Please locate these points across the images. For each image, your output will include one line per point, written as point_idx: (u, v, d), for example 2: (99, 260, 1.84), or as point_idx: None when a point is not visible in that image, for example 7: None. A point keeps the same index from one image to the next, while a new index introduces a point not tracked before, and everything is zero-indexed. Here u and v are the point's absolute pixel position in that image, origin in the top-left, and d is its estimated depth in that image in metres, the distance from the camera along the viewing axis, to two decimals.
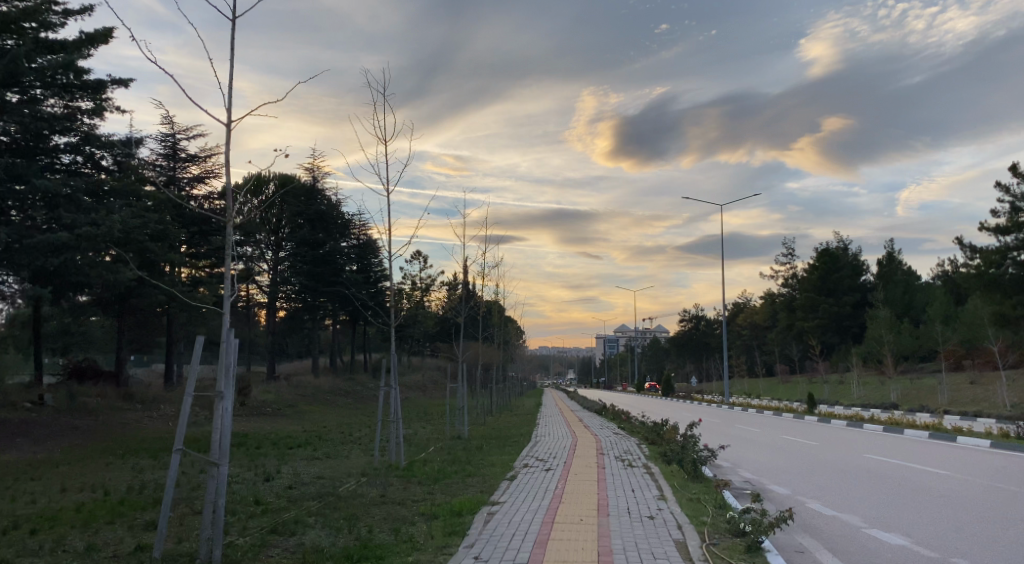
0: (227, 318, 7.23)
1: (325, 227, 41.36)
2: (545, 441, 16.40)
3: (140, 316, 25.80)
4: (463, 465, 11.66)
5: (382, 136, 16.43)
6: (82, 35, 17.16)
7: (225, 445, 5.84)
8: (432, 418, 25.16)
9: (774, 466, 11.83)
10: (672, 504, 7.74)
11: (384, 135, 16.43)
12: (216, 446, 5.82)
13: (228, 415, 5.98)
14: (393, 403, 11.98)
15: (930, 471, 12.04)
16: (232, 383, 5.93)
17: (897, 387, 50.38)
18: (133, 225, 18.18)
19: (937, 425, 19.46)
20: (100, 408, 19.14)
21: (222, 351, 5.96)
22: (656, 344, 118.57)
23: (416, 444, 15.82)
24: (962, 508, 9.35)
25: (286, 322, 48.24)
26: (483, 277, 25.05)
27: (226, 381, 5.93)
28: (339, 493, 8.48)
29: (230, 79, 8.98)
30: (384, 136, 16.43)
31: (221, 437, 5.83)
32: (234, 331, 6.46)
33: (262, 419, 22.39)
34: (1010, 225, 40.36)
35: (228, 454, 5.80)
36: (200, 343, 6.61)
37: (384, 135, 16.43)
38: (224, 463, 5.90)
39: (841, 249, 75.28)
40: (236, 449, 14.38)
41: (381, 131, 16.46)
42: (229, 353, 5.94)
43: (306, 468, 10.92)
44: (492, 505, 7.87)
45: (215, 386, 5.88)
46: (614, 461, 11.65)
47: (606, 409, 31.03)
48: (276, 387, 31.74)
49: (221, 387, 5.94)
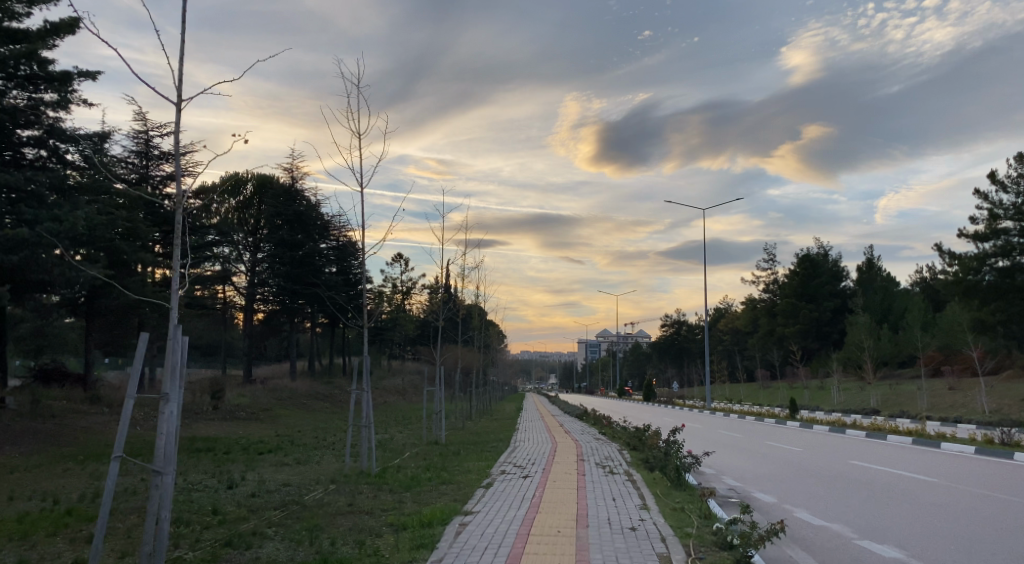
0: (176, 315, 6.87)
1: (304, 228, 40.27)
2: (524, 446, 16.02)
3: (110, 317, 25.10)
4: (437, 471, 11.24)
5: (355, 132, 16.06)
6: (46, 25, 16.50)
7: (169, 451, 5.52)
8: (411, 423, 24.70)
9: (759, 473, 11.51)
10: (655, 514, 7.38)
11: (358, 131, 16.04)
12: (160, 454, 5.51)
13: (175, 418, 5.69)
14: (365, 407, 11.51)
15: (917, 478, 11.76)
16: (179, 384, 5.64)
17: (877, 393, 50.59)
18: (99, 222, 17.60)
19: (920, 431, 19.32)
20: (64, 412, 18.52)
21: (168, 351, 5.65)
22: (638, 349, 118.90)
23: (391, 450, 15.34)
24: (953, 517, 9.07)
25: (264, 325, 47.49)
26: (463, 279, 24.65)
27: (173, 383, 5.63)
28: (305, 502, 8.05)
29: (183, 66, 8.59)
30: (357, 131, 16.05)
31: (166, 444, 5.51)
32: (185, 328, 6.14)
33: (234, 423, 21.81)
34: (988, 232, 40.82)
35: (172, 461, 5.50)
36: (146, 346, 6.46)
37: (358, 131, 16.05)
38: (168, 471, 5.59)
39: (821, 255, 75.78)
40: (203, 454, 13.88)
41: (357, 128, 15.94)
42: (175, 353, 5.65)
43: (273, 475, 10.45)
44: (466, 515, 7.48)
45: (160, 388, 5.58)
46: (594, 468, 11.30)
47: (587, 414, 30.74)
48: (251, 391, 31.07)
49: (167, 389, 5.65)
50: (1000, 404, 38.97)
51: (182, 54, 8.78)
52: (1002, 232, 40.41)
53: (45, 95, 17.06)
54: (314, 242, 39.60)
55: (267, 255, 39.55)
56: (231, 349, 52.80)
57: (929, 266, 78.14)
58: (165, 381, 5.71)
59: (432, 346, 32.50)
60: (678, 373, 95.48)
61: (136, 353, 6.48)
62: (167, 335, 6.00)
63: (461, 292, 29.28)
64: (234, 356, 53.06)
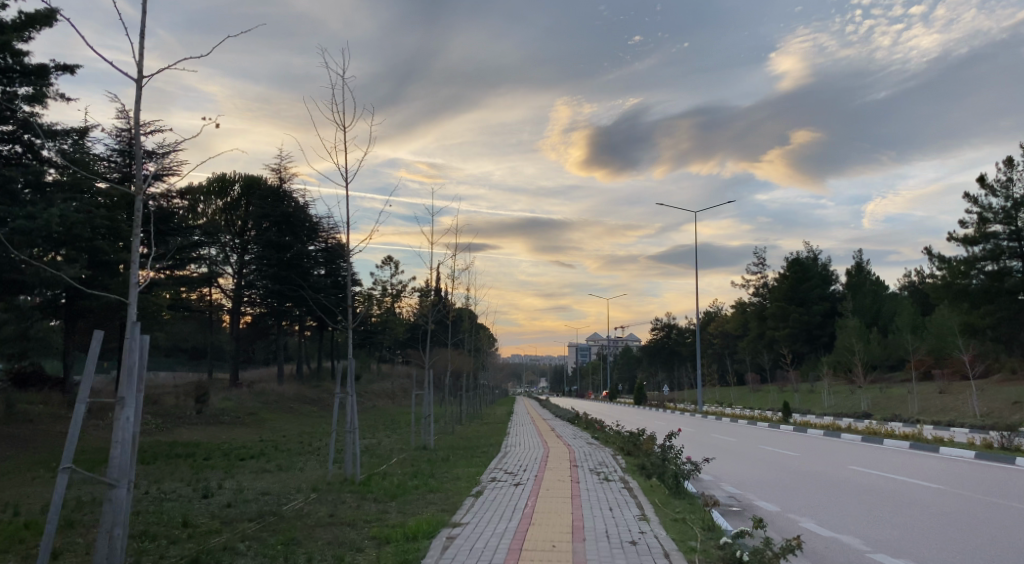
0: (136, 310, 6.59)
1: (293, 230, 39.25)
2: (515, 452, 15.54)
3: (92, 321, 24.50)
4: (425, 478, 10.77)
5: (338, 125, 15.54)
6: (21, 16, 15.96)
7: (124, 462, 5.32)
8: (399, 428, 24.23)
9: (759, 479, 11.13)
10: (656, 526, 6.97)
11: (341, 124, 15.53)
12: (115, 464, 5.30)
13: (131, 425, 5.45)
14: (350, 411, 11.01)
15: (921, 485, 11.40)
16: (136, 387, 5.40)
17: (867, 396, 50.34)
18: (75, 219, 17.07)
19: (918, 435, 18.98)
20: (40, 417, 17.97)
21: (126, 351, 5.39)
22: (628, 353, 118.55)
23: (379, 455, 14.80)
24: (966, 527, 8.69)
25: (251, 327, 46.82)
26: (454, 281, 24.14)
27: (129, 386, 5.40)
28: (283, 513, 7.58)
29: (143, 50, 8.08)
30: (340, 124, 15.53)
31: (121, 451, 5.31)
32: (144, 325, 5.90)
33: (217, 428, 21.24)
34: (977, 236, 40.63)
35: (126, 473, 5.30)
36: (101, 348, 6.18)
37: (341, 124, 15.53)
38: (123, 483, 5.42)
39: (810, 259, 75.85)
40: (180, 460, 13.33)
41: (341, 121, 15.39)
42: (132, 354, 5.37)
43: (252, 482, 9.96)
44: (453, 526, 7.06)
45: (117, 392, 5.35)
46: (589, 475, 10.87)
47: (579, 417, 30.33)
48: (236, 394, 30.54)
49: (124, 392, 5.40)
50: (992, 408, 38.75)
51: (141, 38, 8.28)
52: (992, 236, 40.34)
53: (19, 88, 16.39)
54: (301, 243, 38.25)
55: (253, 257, 38.84)
56: (218, 352, 52.18)
57: (917, 270, 78.29)
58: (122, 384, 5.45)
59: (421, 349, 31.97)
60: (668, 376, 95.24)
61: (90, 354, 6.17)
62: (124, 335, 5.75)
63: (450, 294, 28.81)
64: (221, 359, 52.35)
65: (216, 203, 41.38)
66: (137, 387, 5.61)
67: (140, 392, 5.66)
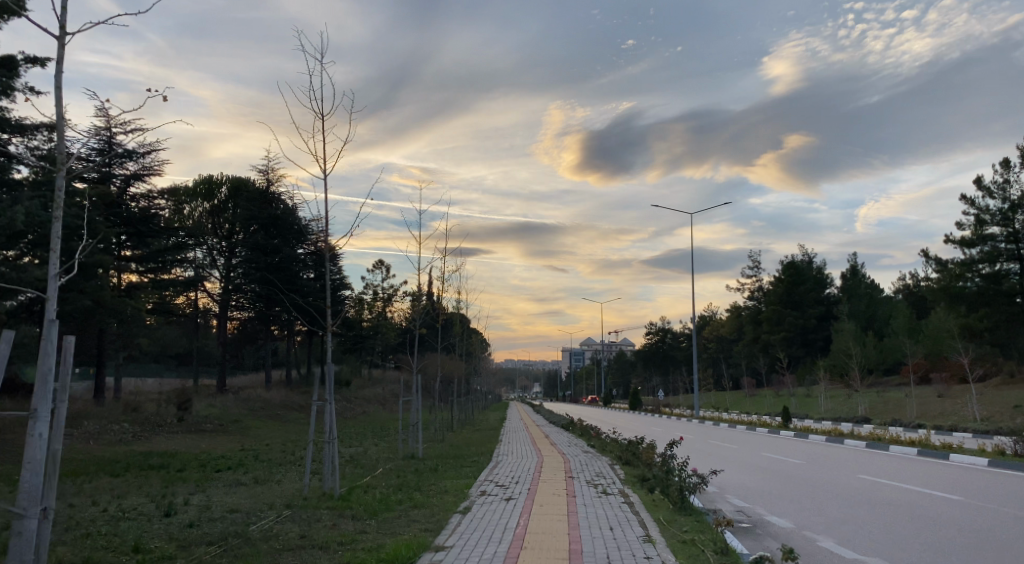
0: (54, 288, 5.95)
1: (281, 232, 38.47)
2: (507, 461, 14.85)
3: (70, 327, 23.79)
4: (409, 491, 10.04)
5: (318, 114, 14.88)
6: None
7: (33, 485, 5.18)
8: (386, 435, 23.48)
9: (767, 492, 10.47)
10: (663, 549, 6.28)
11: (320, 113, 14.87)
12: (24, 484, 5.17)
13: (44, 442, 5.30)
14: (328, 419, 10.23)
15: (939, 496, 10.74)
16: (50, 400, 5.23)
17: (865, 400, 49.78)
18: (43, 220, 16.49)
19: (925, 441, 18.30)
20: (10, 426, 17.10)
21: (41, 353, 5.21)
22: (623, 357, 117.91)
23: (362, 466, 14.05)
24: (997, 544, 8.02)
25: (239, 333, 45.93)
26: (444, 284, 23.48)
27: (42, 397, 5.23)
28: (249, 535, 6.86)
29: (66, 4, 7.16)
30: (320, 113, 14.86)
31: (33, 466, 5.18)
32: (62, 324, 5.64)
33: (196, 436, 20.44)
34: (975, 237, 40.20)
35: (34, 496, 5.14)
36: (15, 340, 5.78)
37: (320, 112, 14.86)
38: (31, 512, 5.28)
39: (805, 262, 75.52)
40: (151, 472, 12.59)
41: (320, 112, 14.77)
42: (47, 356, 5.20)
43: (220, 498, 9.24)
44: (437, 550, 6.36)
45: (29, 407, 5.20)
46: (587, 488, 10.20)
47: (574, 423, 29.62)
48: (221, 401, 29.70)
49: (37, 406, 5.23)
50: (992, 412, 38.16)
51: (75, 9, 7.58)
52: (989, 238, 39.90)
53: None
54: (290, 245, 37.44)
55: (241, 260, 38.06)
56: (206, 357, 51.31)
57: (913, 273, 78.09)
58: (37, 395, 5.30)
59: (410, 354, 31.20)
60: (662, 380, 94.57)
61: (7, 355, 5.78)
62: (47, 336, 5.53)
63: (441, 298, 28.10)
64: (209, 365, 51.43)
65: (202, 206, 41.14)
66: (62, 400, 5.45)
67: (63, 404, 5.52)
